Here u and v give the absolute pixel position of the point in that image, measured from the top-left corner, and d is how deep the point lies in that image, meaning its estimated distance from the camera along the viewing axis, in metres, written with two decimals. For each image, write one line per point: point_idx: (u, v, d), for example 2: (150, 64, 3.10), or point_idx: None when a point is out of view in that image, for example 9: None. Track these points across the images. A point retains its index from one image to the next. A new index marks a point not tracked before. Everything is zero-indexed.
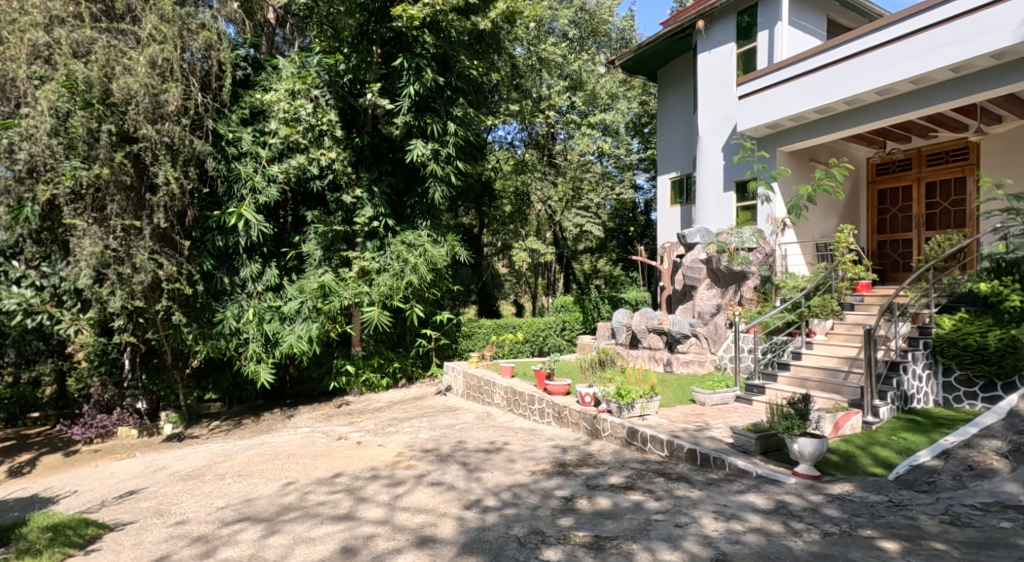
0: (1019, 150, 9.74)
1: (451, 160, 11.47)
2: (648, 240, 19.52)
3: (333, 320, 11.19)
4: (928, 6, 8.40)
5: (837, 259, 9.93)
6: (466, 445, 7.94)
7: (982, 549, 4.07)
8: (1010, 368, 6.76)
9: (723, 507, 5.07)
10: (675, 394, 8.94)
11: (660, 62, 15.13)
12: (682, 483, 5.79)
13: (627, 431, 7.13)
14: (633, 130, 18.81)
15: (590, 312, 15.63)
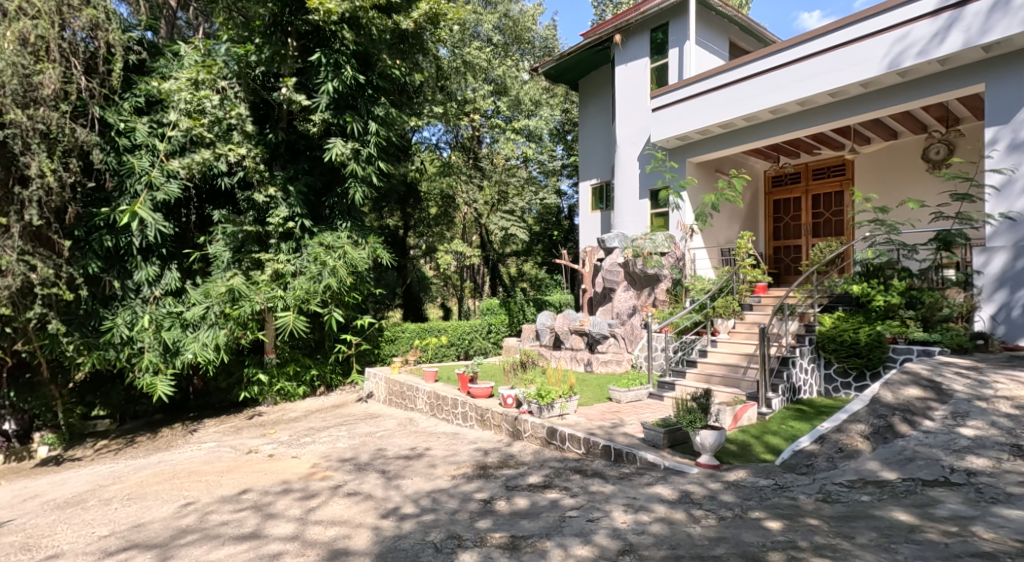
0: (887, 169, 10.97)
1: (372, 160, 11.29)
2: (571, 244, 20.16)
3: (244, 326, 10.75)
4: (810, 36, 9.28)
5: (739, 263, 10.50)
6: (386, 452, 7.90)
7: (847, 522, 4.59)
8: (877, 360, 7.52)
9: (633, 499, 5.40)
10: (593, 393, 9.30)
11: (580, 72, 15.69)
12: (596, 478, 6.09)
13: (547, 430, 7.35)
14: (557, 137, 19.41)
15: (516, 315, 15.94)
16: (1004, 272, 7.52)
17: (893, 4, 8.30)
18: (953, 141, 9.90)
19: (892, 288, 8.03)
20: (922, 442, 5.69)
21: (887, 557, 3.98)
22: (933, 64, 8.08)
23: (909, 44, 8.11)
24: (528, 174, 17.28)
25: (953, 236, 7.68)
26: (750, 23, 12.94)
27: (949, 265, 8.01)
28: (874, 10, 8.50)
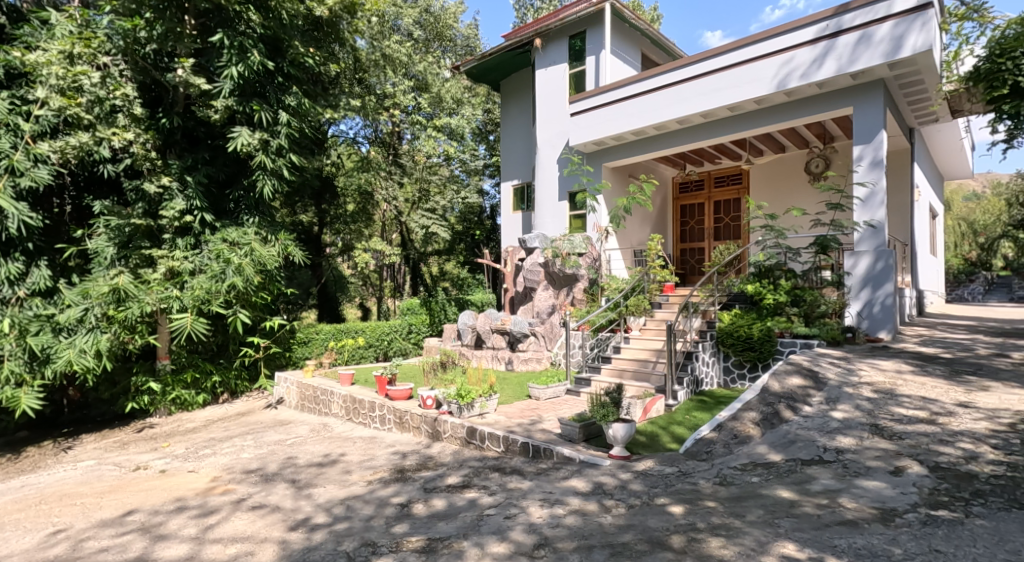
0: (779, 179, 12.11)
1: (283, 152, 10.85)
2: (493, 244, 20.44)
3: (131, 330, 10.01)
4: (711, 54, 10.02)
5: (649, 264, 11.17)
6: (297, 461, 7.73)
7: (739, 502, 4.66)
8: (767, 353, 8.25)
9: (549, 494, 5.55)
10: (513, 391, 9.62)
11: (502, 74, 15.94)
12: (515, 475, 6.29)
13: (466, 430, 7.48)
14: (479, 136, 19.63)
15: (437, 315, 15.92)
16: (867, 273, 8.52)
17: (782, 29, 9.14)
18: (829, 155, 11.15)
19: (779, 287, 8.75)
20: (803, 427, 5.82)
21: (772, 532, 4.05)
22: (813, 87, 8.98)
23: (794, 67, 8.96)
24: (450, 173, 17.40)
25: (829, 241, 8.53)
26: (660, 37, 13.71)
27: (826, 267, 8.86)
28: (767, 33, 9.32)
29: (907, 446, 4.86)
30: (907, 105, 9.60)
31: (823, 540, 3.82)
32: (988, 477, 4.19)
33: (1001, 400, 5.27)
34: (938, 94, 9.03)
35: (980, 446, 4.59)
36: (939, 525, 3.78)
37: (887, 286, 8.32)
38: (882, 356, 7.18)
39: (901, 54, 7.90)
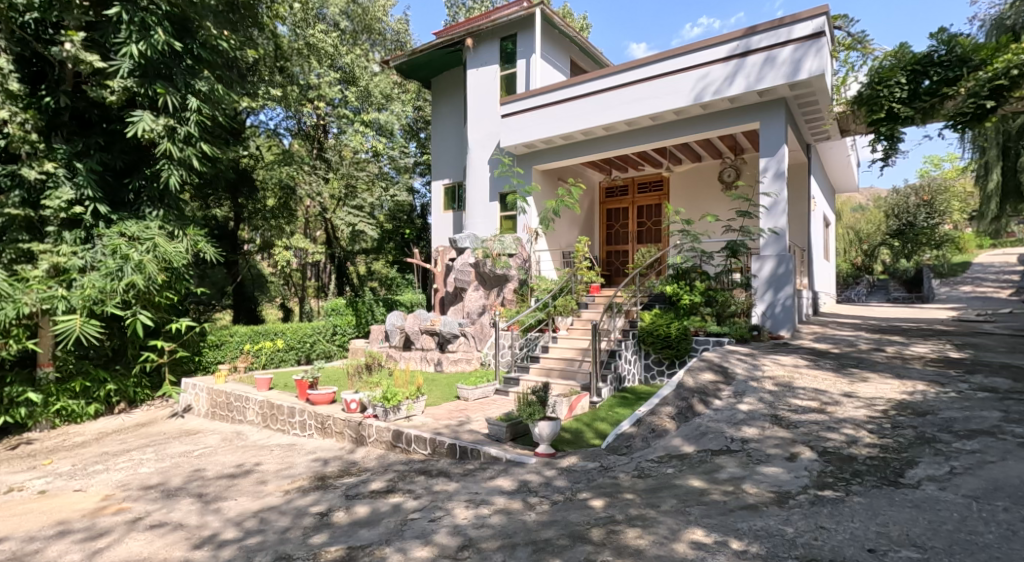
0: (695, 187, 12.89)
1: (192, 141, 10.17)
2: (423, 243, 20.23)
3: (2, 334, 9.06)
4: (634, 65, 10.50)
5: (577, 265, 11.44)
6: (205, 474, 7.37)
7: (657, 493, 4.63)
8: (684, 351, 8.68)
9: (474, 495, 5.45)
10: (442, 392, 9.63)
11: (432, 71, 15.88)
12: (441, 478, 6.17)
13: (393, 434, 7.40)
14: (410, 133, 19.51)
15: (364, 316, 15.70)
16: (770, 277, 9.20)
17: (698, 46, 9.72)
18: (739, 166, 12.10)
19: (695, 288, 9.29)
20: (713, 420, 5.98)
21: (684, 520, 4.00)
22: (726, 101, 9.61)
23: (709, 83, 9.57)
24: (379, 170, 16.93)
25: (739, 245, 9.21)
26: (587, 45, 14.17)
27: (736, 270, 9.52)
28: (684, 49, 9.90)
29: (800, 434, 5.12)
30: (805, 123, 10.48)
31: (726, 524, 3.81)
32: (864, 459, 4.41)
33: (879, 389, 5.83)
34: (830, 115, 9.93)
35: (860, 432, 4.90)
36: (827, 504, 3.83)
37: (788, 288, 9.06)
38: (783, 353, 7.78)
39: (800, 76, 8.64)
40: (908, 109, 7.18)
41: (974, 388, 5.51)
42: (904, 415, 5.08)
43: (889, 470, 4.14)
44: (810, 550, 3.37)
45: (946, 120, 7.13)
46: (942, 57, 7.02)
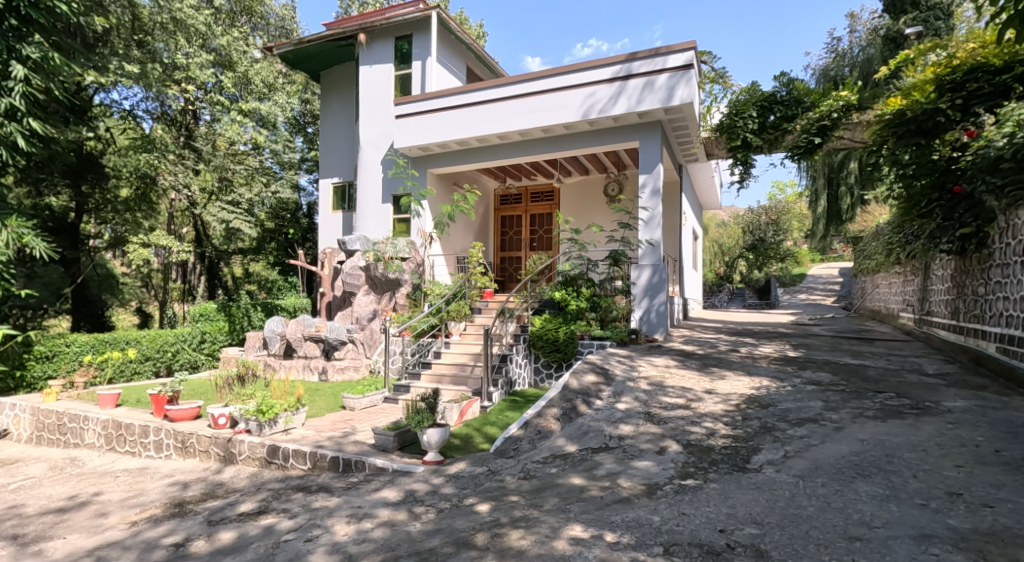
0: (583, 199, 13.62)
1: (19, 116, 8.89)
2: (310, 244, 19.14)
3: None
4: (527, 77, 10.83)
5: (471, 270, 11.58)
6: (25, 511, 6.45)
7: (540, 494, 4.74)
8: (571, 353, 9.11)
9: (357, 509, 5.05)
10: (326, 402, 9.30)
11: (321, 64, 15.36)
12: (321, 494, 5.70)
13: (268, 449, 6.86)
14: (296, 127, 18.73)
15: (238, 322, 14.76)
16: (647, 285, 9.93)
17: (585, 65, 10.28)
18: (621, 181, 13.00)
19: (581, 294, 9.82)
20: (594, 419, 6.27)
21: (564, 517, 4.14)
22: (610, 120, 10.25)
23: (596, 101, 10.13)
24: (259, 163, 16.14)
25: (620, 254, 9.95)
26: (483, 53, 14.47)
27: (618, 277, 10.19)
28: (574, 67, 10.41)
29: (669, 429, 5.62)
30: (678, 146, 11.48)
31: (602, 518, 4.02)
32: (720, 448, 4.95)
33: (733, 385, 6.55)
34: (698, 139, 10.92)
35: (717, 424, 5.49)
36: (688, 492, 4.24)
37: (661, 295, 9.83)
38: (655, 355, 8.43)
39: (673, 102, 9.48)
40: (758, 139, 8.15)
41: (804, 382, 6.38)
42: (752, 408, 5.74)
43: (738, 457, 4.69)
44: (673, 535, 3.66)
45: (785, 151, 8.13)
46: (783, 97, 8.06)
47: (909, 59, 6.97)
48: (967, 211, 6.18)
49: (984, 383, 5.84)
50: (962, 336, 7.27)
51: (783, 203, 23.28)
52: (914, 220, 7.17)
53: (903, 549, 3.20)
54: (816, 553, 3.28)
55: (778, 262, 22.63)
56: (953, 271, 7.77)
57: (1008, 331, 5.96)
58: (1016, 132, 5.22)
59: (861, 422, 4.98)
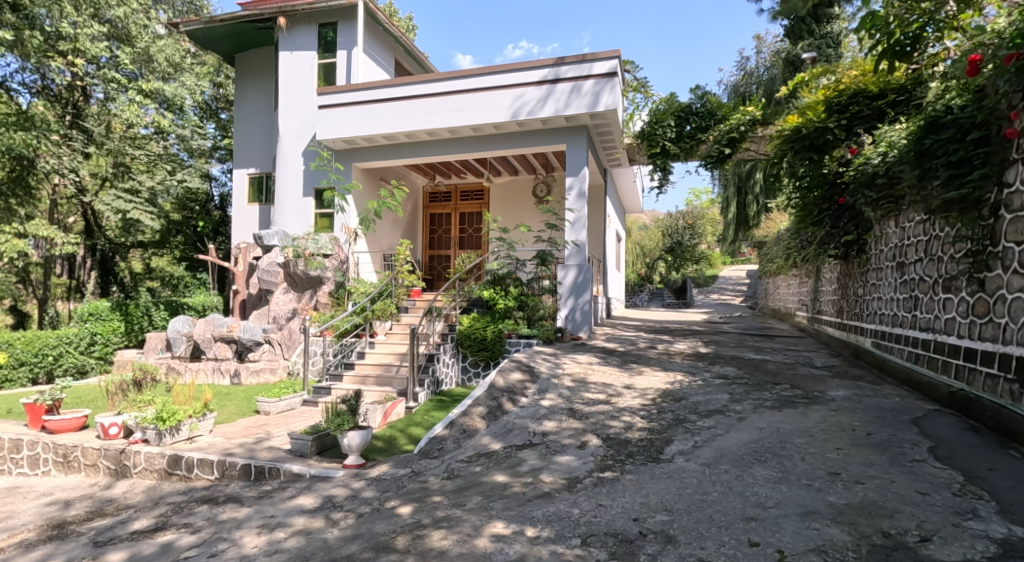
0: (512, 199, 13.79)
1: None
2: (221, 237, 18.51)
3: None
4: (456, 75, 10.76)
5: (397, 268, 11.25)
6: None
7: (463, 493, 4.75)
8: (498, 352, 9.22)
9: (270, 519, 4.80)
10: (238, 407, 8.84)
11: (237, 46, 14.63)
12: (229, 504, 5.36)
13: (169, 460, 6.42)
14: (207, 113, 17.73)
15: (136, 322, 13.67)
16: (572, 284, 10.10)
17: (515, 66, 10.39)
18: (550, 183, 13.25)
19: (509, 293, 9.94)
20: (519, 416, 6.36)
21: (486, 515, 4.20)
22: (538, 122, 10.43)
23: (525, 102, 10.27)
24: (163, 149, 15.20)
25: (547, 254, 10.07)
26: (412, 48, 14.34)
27: (546, 277, 10.37)
28: (503, 67, 10.48)
29: (590, 424, 5.81)
30: (602, 150, 11.87)
31: (523, 514, 4.11)
32: (637, 441, 5.18)
33: (650, 381, 6.86)
34: (622, 145, 11.47)
35: (634, 418, 5.75)
36: (606, 484, 4.42)
37: (587, 294, 10.03)
38: (578, 352, 8.66)
39: (598, 108, 9.79)
40: (676, 147, 8.60)
41: (714, 375, 6.80)
42: (666, 402, 6.04)
43: (652, 449, 4.94)
44: (590, 527, 3.79)
45: (700, 160, 8.63)
46: (698, 108, 8.50)
47: (806, 80, 7.53)
48: (850, 221, 7.06)
49: (862, 373, 6.48)
50: (846, 331, 8.06)
51: (699, 208, 24.60)
52: (809, 227, 7.96)
53: (791, 525, 3.49)
54: (717, 534, 3.50)
55: (694, 264, 23.88)
56: (839, 274, 8.54)
57: (881, 328, 6.72)
58: (888, 153, 5.62)
59: (760, 412, 5.37)
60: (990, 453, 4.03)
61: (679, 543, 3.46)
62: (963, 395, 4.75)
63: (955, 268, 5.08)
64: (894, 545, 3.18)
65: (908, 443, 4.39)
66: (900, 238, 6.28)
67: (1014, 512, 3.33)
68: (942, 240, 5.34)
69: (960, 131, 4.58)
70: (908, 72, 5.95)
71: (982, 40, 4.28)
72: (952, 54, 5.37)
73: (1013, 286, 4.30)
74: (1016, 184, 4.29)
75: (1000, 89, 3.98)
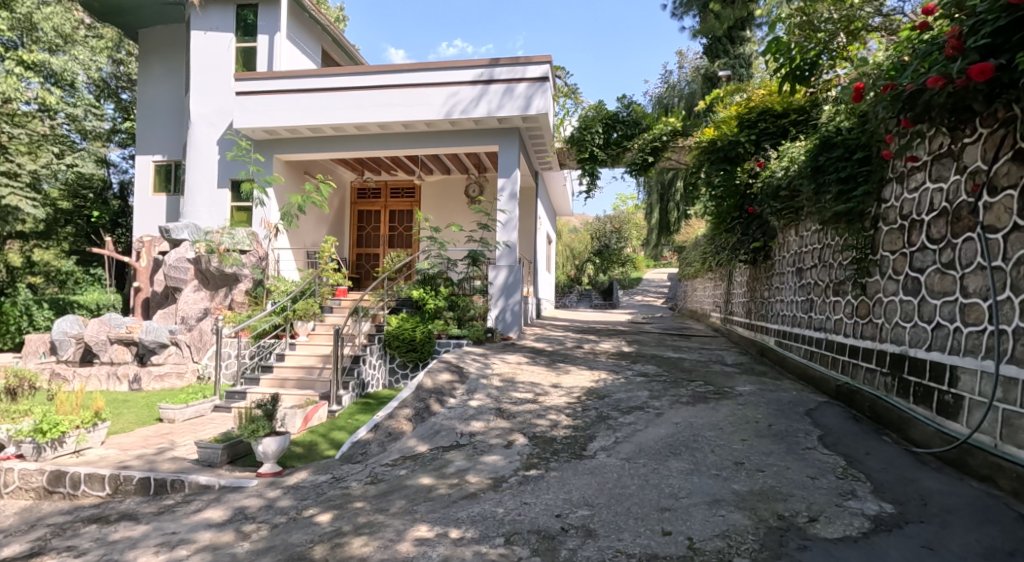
0: (443, 198, 13.70)
1: None
2: (121, 230, 17.24)
3: None
4: (386, 69, 10.52)
5: (322, 266, 10.82)
6: None
7: (386, 498, 4.64)
8: (427, 353, 9.11)
9: (170, 536, 4.49)
10: (137, 416, 8.23)
11: (139, 20, 13.69)
12: (124, 522, 4.95)
13: (49, 477, 5.85)
14: (104, 92, 16.45)
15: (13, 323, 13.12)
16: (503, 285, 10.11)
17: (447, 65, 10.32)
18: (482, 183, 13.29)
19: (439, 293, 9.81)
20: (446, 417, 6.30)
21: (410, 519, 4.12)
22: (470, 122, 10.41)
23: (458, 101, 10.21)
24: (50, 127, 14.25)
25: (478, 254, 9.95)
26: (341, 38, 13.97)
27: (477, 277, 10.34)
28: (435, 65, 10.36)
29: (517, 423, 5.85)
30: (534, 153, 12.01)
31: (448, 516, 4.06)
32: (561, 439, 5.25)
33: (576, 379, 6.99)
34: (553, 149, 11.67)
35: (560, 416, 5.84)
36: (530, 482, 4.46)
37: (516, 295, 10.10)
38: (508, 352, 8.71)
39: (531, 111, 9.89)
40: (604, 154, 8.80)
41: (635, 373, 7.03)
42: (591, 400, 6.18)
43: (577, 445, 5.04)
44: (514, 525, 3.81)
45: (625, 166, 8.91)
46: (624, 117, 8.78)
47: (721, 96, 8.00)
48: (759, 228, 7.61)
49: (766, 369, 6.90)
50: (753, 331, 8.55)
51: (625, 213, 25.57)
52: (722, 232, 8.40)
53: (700, 513, 3.65)
54: (634, 526, 3.61)
55: (621, 267, 24.73)
56: (747, 278, 9.07)
57: (784, 327, 7.17)
58: (789, 167, 5.98)
59: (676, 407, 5.60)
60: (868, 439, 4.39)
61: (599, 537, 3.54)
62: (848, 388, 5.15)
63: (843, 273, 5.53)
64: (787, 527, 3.40)
65: (802, 432, 4.71)
66: (800, 245, 6.72)
67: (886, 491, 3.64)
68: (833, 248, 5.78)
69: (847, 150, 5.00)
70: (807, 94, 6.38)
71: (865, 70, 4.61)
72: (844, 82, 5.78)
73: (888, 290, 4.73)
74: (892, 200, 4.70)
75: (879, 114, 3.96)
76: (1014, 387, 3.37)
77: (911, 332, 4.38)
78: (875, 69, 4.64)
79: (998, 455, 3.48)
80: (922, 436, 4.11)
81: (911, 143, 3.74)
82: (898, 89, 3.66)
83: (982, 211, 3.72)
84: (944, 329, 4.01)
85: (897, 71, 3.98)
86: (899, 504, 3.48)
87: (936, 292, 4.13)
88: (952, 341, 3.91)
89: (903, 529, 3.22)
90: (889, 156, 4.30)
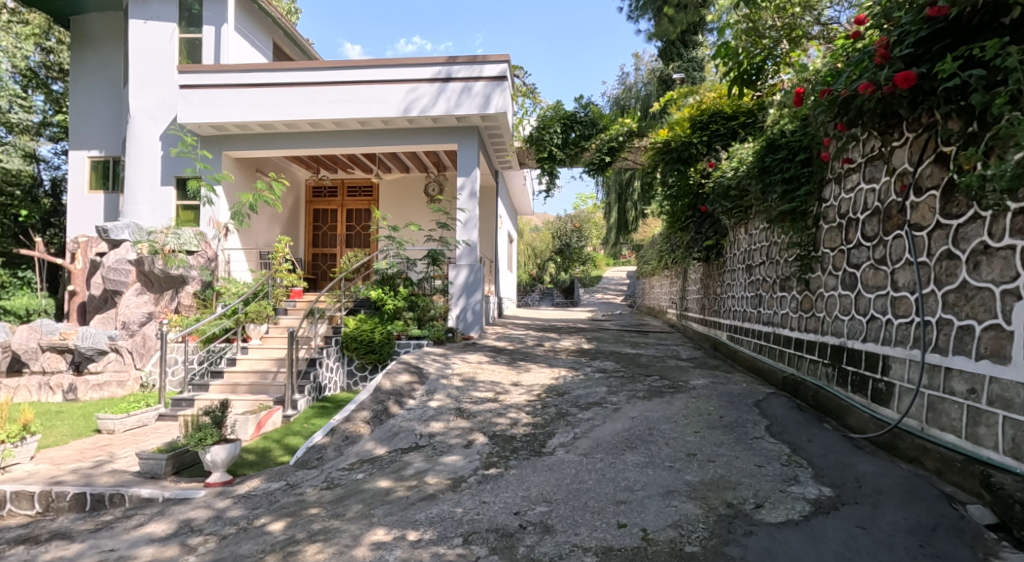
0: (402, 197, 13.55)
1: None
2: (53, 230, 16.29)
3: None
4: (340, 65, 10.30)
5: (274, 267, 10.39)
6: None
7: (341, 502, 4.55)
8: (387, 354, 8.99)
9: (110, 552, 4.29)
10: (73, 428, 7.84)
11: (70, 7, 13.07)
12: (58, 540, 4.71)
13: None
14: (32, 80, 15.64)
15: None
16: (464, 284, 10.04)
17: (404, 62, 10.19)
18: (441, 181, 13.22)
19: (399, 293, 9.67)
20: (405, 419, 6.21)
21: (366, 523, 4.05)
22: (429, 120, 10.29)
23: (416, 98, 10.09)
24: None
25: (438, 254, 9.82)
26: (292, 32, 13.65)
27: (437, 277, 10.23)
28: (391, 61, 10.21)
29: (476, 422, 5.83)
30: (492, 152, 12.00)
31: (405, 518, 4.01)
32: (521, 437, 5.25)
33: (536, 377, 7.01)
34: (511, 148, 11.67)
35: (520, 414, 5.85)
36: (489, 481, 4.44)
37: (477, 294, 10.05)
38: (469, 352, 8.65)
39: (489, 110, 9.88)
40: (562, 153, 8.84)
41: (594, 370, 7.10)
42: (550, 397, 6.21)
43: (536, 443, 5.06)
44: (472, 525, 3.78)
45: (583, 166, 8.97)
46: (582, 117, 8.86)
47: (674, 98, 8.13)
48: (710, 227, 8.01)
49: (718, 363, 7.08)
50: (708, 326, 8.77)
51: (585, 212, 25.77)
52: (677, 230, 8.66)
53: (654, 505, 3.71)
54: (590, 520, 3.64)
55: (582, 265, 24.90)
56: (701, 275, 9.30)
57: (735, 322, 7.37)
58: (738, 168, 6.18)
59: (633, 402, 5.68)
60: (811, 427, 4.55)
61: (555, 532, 3.56)
62: (793, 379, 5.33)
63: (789, 270, 5.72)
64: (734, 514, 3.49)
65: (750, 423, 4.85)
66: (749, 243, 6.91)
67: (825, 475, 3.78)
68: (780, 246, 5.96)
69: (791, 152, 5.18)
70: (753, 98, 6.58)
71: (805, 76, 4.77)
72: (787, 86, 5.96)
73: (829, 285, 4.92)
74: (832, 199, 4.87)
75: (818, 117, 4.10)
76: (938, 373, 3.55)
77: (849, 324, 4.58)
78: (815, 74, 4.82)
79: (924, 437, 3.64)
80: (858, 423, 4.28)
81: (846, 145, 3.87)
82: (834, 94, 3.81)
83: (909, 210, 3.90)
84: (878, 321, 4.21)
85: (833, 77, 4.14)
86: (836, 487, 3.62)
87: (870, 286, 4.31)
88: (885, 332, 4.10)
89: (839, 511, 3.35)
90: (827, 158, 4.46)
